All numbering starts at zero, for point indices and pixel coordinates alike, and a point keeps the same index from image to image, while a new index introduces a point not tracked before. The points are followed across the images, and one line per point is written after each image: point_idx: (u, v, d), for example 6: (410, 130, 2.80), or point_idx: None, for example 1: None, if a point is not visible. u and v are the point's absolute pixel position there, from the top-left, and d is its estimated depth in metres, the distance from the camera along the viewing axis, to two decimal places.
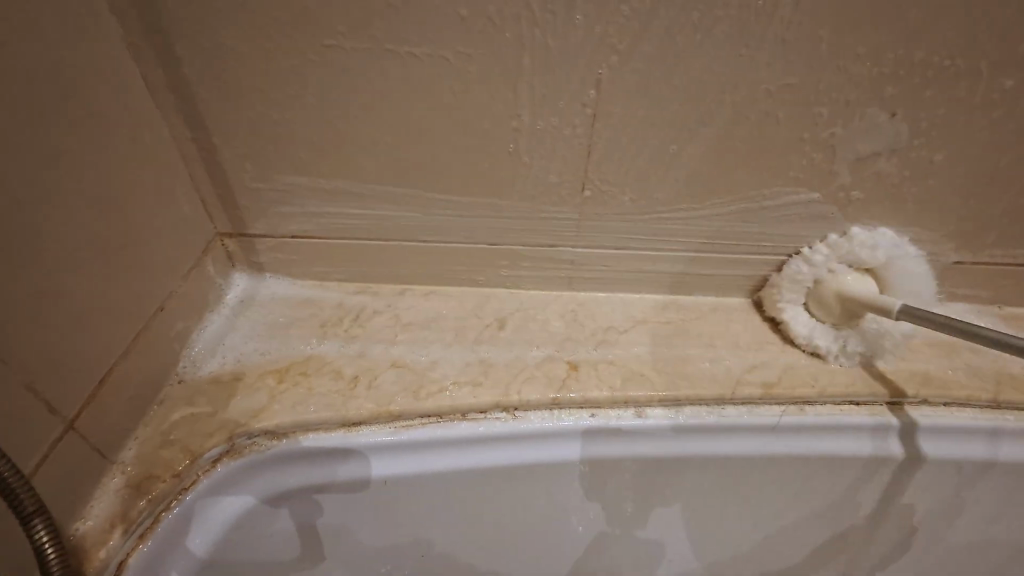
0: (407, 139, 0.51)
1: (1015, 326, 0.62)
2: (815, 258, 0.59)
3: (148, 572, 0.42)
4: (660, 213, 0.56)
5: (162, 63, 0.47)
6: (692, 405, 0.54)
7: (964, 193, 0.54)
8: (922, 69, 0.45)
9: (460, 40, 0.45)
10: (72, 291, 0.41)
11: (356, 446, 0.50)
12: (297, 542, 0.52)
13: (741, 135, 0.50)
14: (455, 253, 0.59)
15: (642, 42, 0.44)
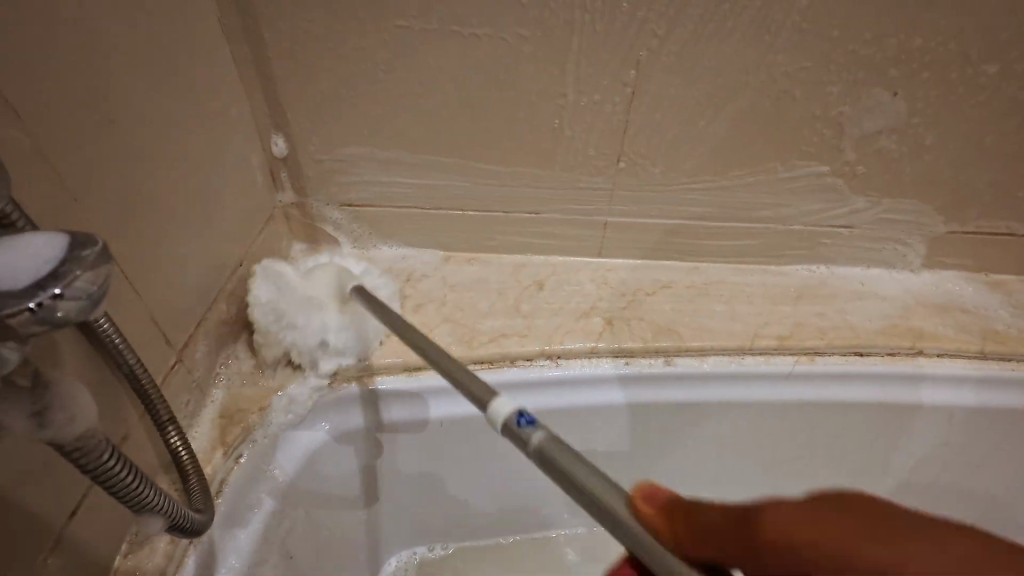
0: (463, 113, 0.57)
1: (1001, 291, 0.69)
2: (822, 227, 0.66)
3: (244, 490, 0.48)
4: (685, 184, 0.62)
5: (247, 41, 0.52)
6: (715, 354, 0.60)
7: (958, 167, 0.60)
8: (922, 52, 0.52)
9: (518, 23, 0.51)
10: (179, 239, 0.46)
11: (416, 389, 0.56)
12: (362, 476, 0.57)
13: (760, 112, 0.56)
14: (498, 222, 0.65)
15: (677, 27, 0.51)
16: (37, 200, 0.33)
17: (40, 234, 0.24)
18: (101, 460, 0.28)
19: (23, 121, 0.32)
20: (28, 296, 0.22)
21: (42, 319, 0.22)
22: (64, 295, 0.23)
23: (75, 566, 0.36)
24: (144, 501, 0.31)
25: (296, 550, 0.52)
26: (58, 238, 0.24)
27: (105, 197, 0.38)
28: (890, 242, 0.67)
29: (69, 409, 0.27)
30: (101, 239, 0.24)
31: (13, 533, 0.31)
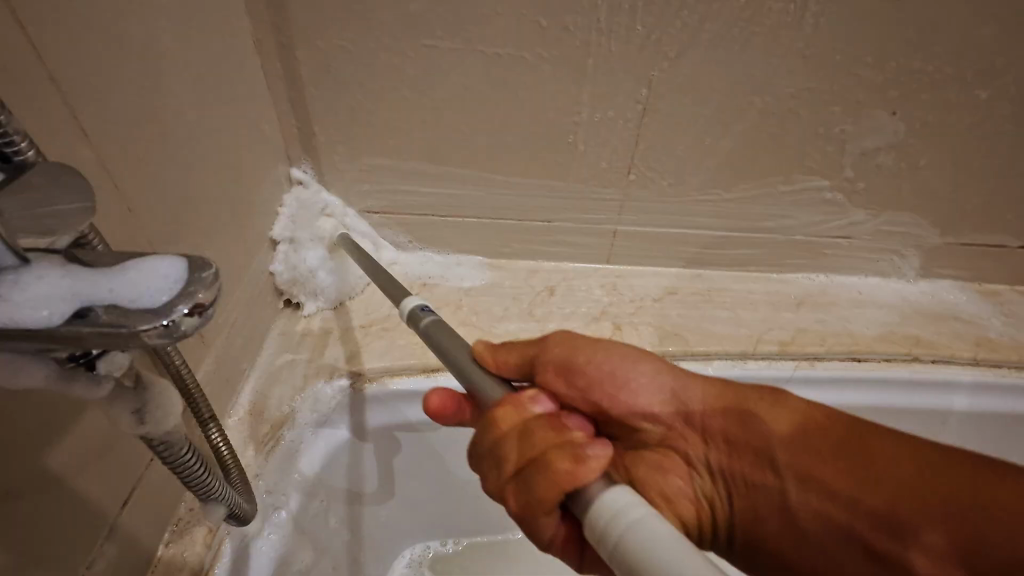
0: (483, 127, 0.59)
1: (994, 300, 0.72)
2: (824, 238, 0.69)
3: (274, 484, 0.50)
4: (692, 196, 0.65)
5: (280, 57, 0.54)
6: (720, 359, 0.63)
7: (954, 182, 0.63)
8: (920, 73, 0.55)
9: (538, 43, 0.53)
10: (216, 245, 0.49)
11: (434, 389, 0.59)
12: (380, 472, 0.60)
13: (766, 129, 0.59)
14: (511, 230, 0.68)
15: (689, 49, 0.53)
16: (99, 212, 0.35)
17: (161, 255, 0.24)
18: (179, 453, 0.31)
19: (90, 139, 0.34)
20: (159, 313, 0.22)
21: (167, 336, 0.22)
22: (189, 314, 0.22)
23: (126, 555, 0.38)
24: (211, 491, 0.34)
25: (321, 543, 0.54)
26: (177, 258, 0.24)
27: (154, 208, 0.40)
28: (887, 253, 0.70)
29: (163, 407, 0.29)
30: (215, 262, 0.24)
31: (74, 521, 0.34)
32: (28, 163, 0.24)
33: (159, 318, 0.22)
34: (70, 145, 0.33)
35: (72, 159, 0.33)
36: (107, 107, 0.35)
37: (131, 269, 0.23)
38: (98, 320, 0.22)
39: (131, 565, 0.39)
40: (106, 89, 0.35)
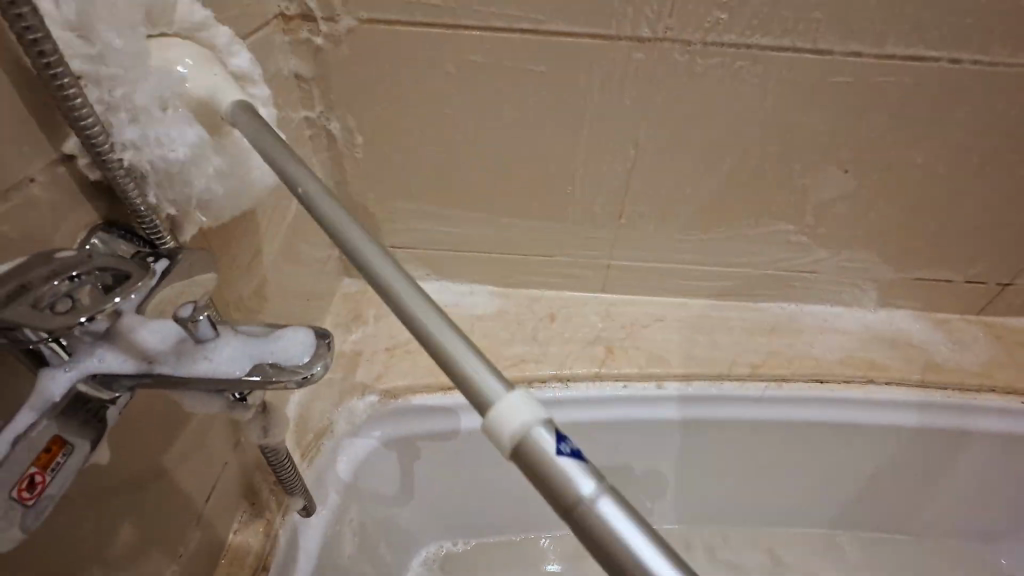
0: (494, 178, 0.69)
1: (945, 327, 0.81)
2: (792, 272, 0.78)
3: (315, 485, 0.59)
4: (675, 236, 0.74)
5: (321, 121, 0.64)
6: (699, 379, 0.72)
7: (902, 226, 0.72)
8: (866, 138, 0.64)
9: (540, 112, 0.63)
10: (271, 283, 0.58)
11: (449, 404, 0.68)
12: (402, 477, 0.69)
13: (737, 182, 0.69)
14: (518, 263, 0.77)
15: (669, 119, 0.63)
16: None
17: (288, 327, 0.32)
18: (281, 458, 0.41)
19: None
20: (299, 367, 0.30)
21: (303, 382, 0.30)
22: (320, 368, 0.31)
23: (208, 539, 0.47)
24: (294, 484, 0.45)
25: (355, 535, 0.63)
26: (310, 329, 0.32)
27: (230, 257, 0.50)
28: (849, 285, 0.80)
29: (265, 422, 0.38)
30: (327, 330, 0.33)
31: (177, 509, 0.43)
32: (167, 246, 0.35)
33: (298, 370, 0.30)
34: None
35: None
36: None
37: (279, 335, 0.32)
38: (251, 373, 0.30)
39: (210, 548, 0.48)
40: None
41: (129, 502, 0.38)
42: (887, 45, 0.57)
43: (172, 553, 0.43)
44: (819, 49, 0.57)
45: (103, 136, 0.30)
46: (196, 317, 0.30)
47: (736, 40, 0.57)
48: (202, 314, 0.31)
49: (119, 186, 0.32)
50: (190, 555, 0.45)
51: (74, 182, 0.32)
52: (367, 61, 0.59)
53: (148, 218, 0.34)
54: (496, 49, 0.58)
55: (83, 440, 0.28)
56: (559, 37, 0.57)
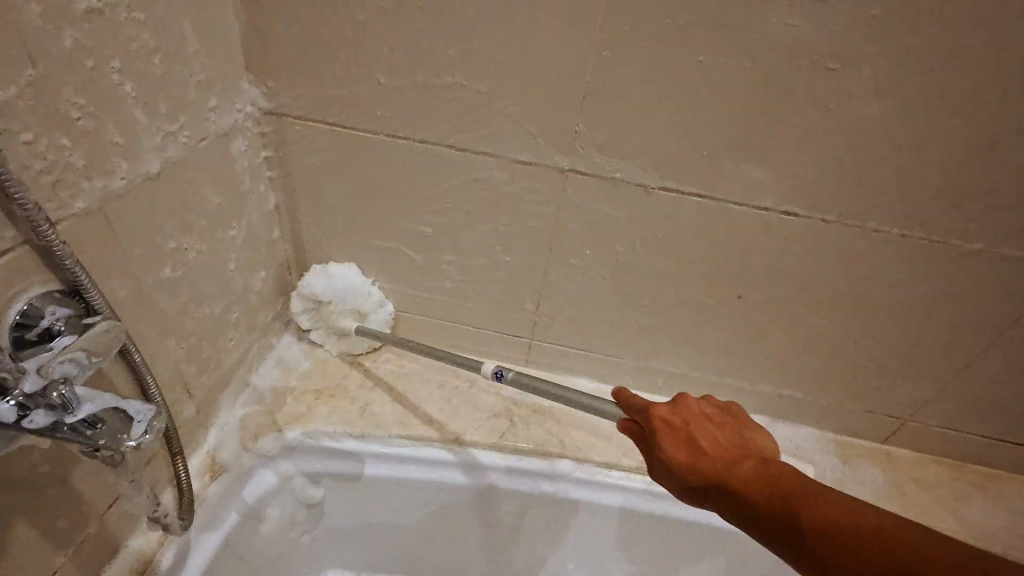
0: (428, 257, 0.78)
1: (842, 449, 0.85)
2: (695, 375, 0.85)
3: (219, 505, 0.67)
4: (588, 327, 0.82)
5: (286, 191, 0.75)
6: (589, 463, 0.78)
7: (796, 351, 0.79)
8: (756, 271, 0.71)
9: (469, 208, 0.72)
10: (215, 323, 0.68)
11: (359, 451, 0.76)
12: (304, 507, 0.77)
13: (641, 290, 0.76)
14: (448, 328, 0.86)
15: (580, 229, 0.71)
16: (140, 312, 0.55)
17: (136, 401, 0.42)
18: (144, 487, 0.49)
19: (143, 269, 0.54)
20: (133, 438, 0.41)
21: (135, 451, 0.41)
22: (149, 440, 0.41)
23: (106, 539, 0.56)
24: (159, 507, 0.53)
25: (247, 554, 0.72)
26: (147, 405, 0.42)
27: (176, 304, 0.60)
28: (751, 395, 0.85)
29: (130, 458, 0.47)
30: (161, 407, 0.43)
31: (80, 512, 0.52)
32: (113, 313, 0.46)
33: (135, 442, 0.40)
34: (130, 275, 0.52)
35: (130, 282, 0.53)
36: (156, 247, 0.55)
37: (124, 406, 0.41)
38: (94, 438, 0.39)
39: (108, 548, 0.56)
40: (161, 238, 0.55)
41: (33, 504, 0.46)
42: (768, 198, 0.65)
43: (68, 548, 0.51)
44: (706, 194, 0.66)
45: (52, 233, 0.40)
46: (49, 395, 0.37)
47: (636, 177, 0.66)
48: (57, 392, 0.37)
49: (72, 274, 0.42)
50: (84, 551, 0.53)
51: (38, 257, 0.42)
52: (326, 150, 0.70)
53: (91, 296, 0.44)
54: (434, 158, 0.68)
55: None
56: (486, 155, 0.67)
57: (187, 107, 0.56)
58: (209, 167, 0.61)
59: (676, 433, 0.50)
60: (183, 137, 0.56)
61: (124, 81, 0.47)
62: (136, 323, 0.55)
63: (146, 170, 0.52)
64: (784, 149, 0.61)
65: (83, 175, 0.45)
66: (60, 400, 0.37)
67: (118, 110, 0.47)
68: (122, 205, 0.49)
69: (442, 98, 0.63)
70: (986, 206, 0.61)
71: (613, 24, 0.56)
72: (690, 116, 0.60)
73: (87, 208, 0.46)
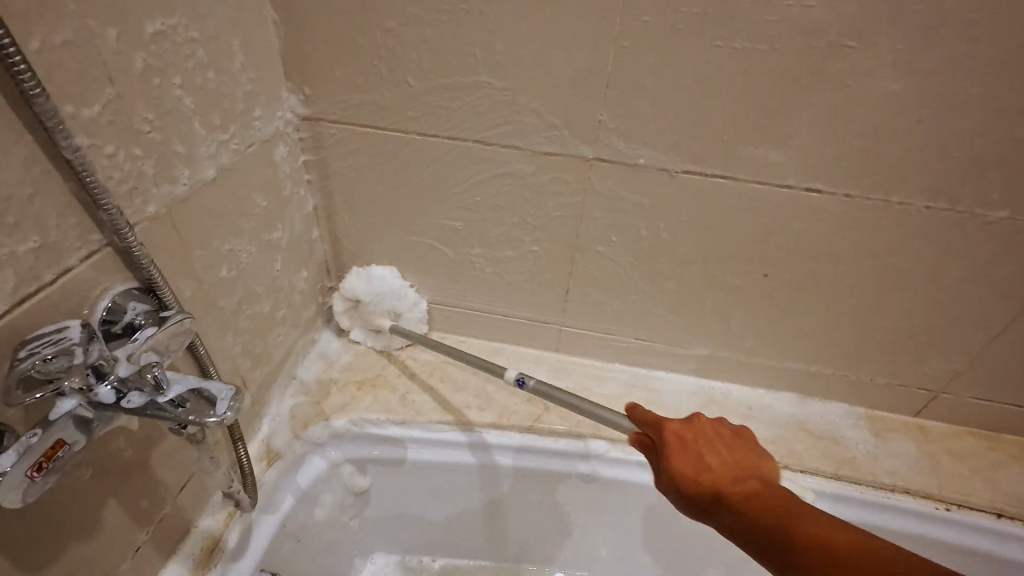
0: (460, 250, 0.82)
1: (873, 424, 0.85)
2: (723, 355, 0.86)
3: (276, 489, 0.72)
4: (616, 312, 0.84)
5: (323, 193, 0.79)
6: (622, 443, 0.80)
7: (824, 328, 0.80)
8: (779, 248, 0.73)
9: (497, 201, 0.75)
10: (265, 320, 0.73)
11: (402, 437, 0.80)
12: (352, 491, 0.82)
13: (667, 273, 0.78)
14: (479, 319, 0.90)
15: (605, 216, 0.74)
16: (203, 307, 0.59)
17: (216, 382, 0.45)
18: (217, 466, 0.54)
19: (204, 268, 0.58)
20: (215, 413, 0.43)
21: (216, 426, 0.43)
22: (228, 415, 0.44)
23: (180, 518, 0.61)
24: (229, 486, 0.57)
25: (304, 536, 0.76)
26: (225, 385, 0.45)
27: (233, 302, 0.64)
28: (779, 373, 0.86)
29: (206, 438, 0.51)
30: (236, 387, 0.46)
31: (158, 492, 0.56)
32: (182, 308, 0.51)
33: (217, 417, 0.43)
34: (193, 273, 0.57)
35: (193, 280, 0.57)
36: (215, 248, 0.59)
37: (205, 386, 0.44)
38: (180, 414, 0.42)
39: (181, 526, 0.61)
40: (218, 240, 0.60)
41: (121, 483, 0.51)
42: (791, 177, 0.66)
43: (150, 524, 0.56)
44: (729, 175, 0.68)
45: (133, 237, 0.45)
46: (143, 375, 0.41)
47: (659, 163, 0.68)
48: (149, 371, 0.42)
49: (148, 273, 0.46)
50: (163, 529, 0.58)
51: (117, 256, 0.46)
52: (360, 151, 0.74)
53: (165, 293, 0.48)
54: (463, 154, 0.71)
55: (81, 435, 0.39)
56: (513, 149, 0.70)
57: (236, 117, 0.60)
58: (256, 172, 0.65)
59: (690, 453, 0.49)
60: (234, 145, 0.60)
61: (185, 96, 0.52)
62: (199, 319, 0.59)
63: (204, 176, 0.56)
64: (805, 128, 0.63)
65: (153, 182, 0.49)
66: (152, 381, 0.42)
67: (180, 122, 0.51)
68: (184, 211, 0.54)
69: (470, 96, 0.66)
70: (1013, 173, 0.61)
71: (633, 16, 0.58)
72: (711, 101, 0.62)
73: (157, 213, 0.50)
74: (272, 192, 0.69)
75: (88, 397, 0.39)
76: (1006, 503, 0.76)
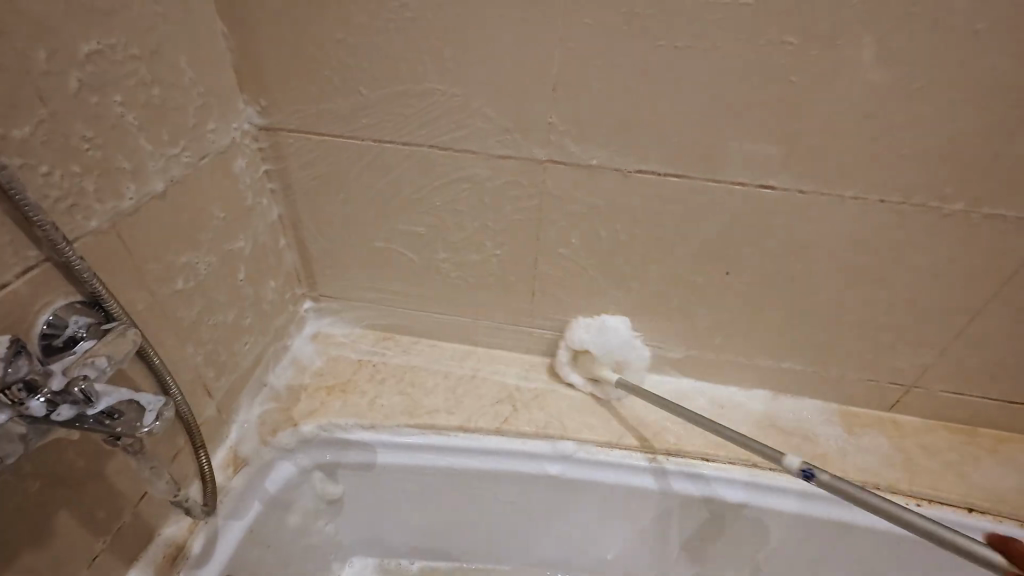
0: (424, 255, 0.82)
1: (846, 420, 0.85)
2: (692, 354, 0.86)
3: (243, 496, 0.72)
4: (584, 313, 0.84)
5: (287, 202, 0.80)
6: (590, 444, 0.80)
7: (790, 324, 0.79)
8: (739, 245, 0.73)
9: (457, 205, 0.75)
10: (230, 329, 0.74)
11: (371, 441, 0.80)
12: (324, 496, 0.82)
13: (630, 273, 0.78)
14: (449, 322, 0.90)
15: (564, 218, 0.74)
16: (157, 319, 0.60)
17: (148, 394, 0.47)
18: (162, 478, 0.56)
19: (157, 279, 0.59)
20: (146, 423, 0.46)
21: (148, 435, 0.46)
22: (159, 424, 0.46)
23: (141, 526, 0.62)
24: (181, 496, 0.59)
25: (275, 542, 0.77)
26: (158, 396, 0.47)
27: (191, 312, 0.65)
28: (750, 371, 0.86)
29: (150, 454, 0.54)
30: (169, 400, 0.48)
31: (115, 502, 0.57)
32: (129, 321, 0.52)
33: (146, 428, 0.45)
34: (143, 285, 0.57)
35: (144, 292, 0.58)
36: (168, 259, 0.60)
37: (137, 398, 0.46)
38: (112, 426, 0.44)
39: (142, 534, 0.62)
40: (171, 252, 0.61)
41: (72, 493, 0.52)
42: (744, 174, 0.66)
43: (107, 533, 0.57)
44: (682, 174, 0.67)
45: (72, 252, 0.45)
46: (73, 389, 0.42)
47: (612, 162, 0.68)
48: (78, 386, 0.42)
49: (90, 287, 0.47)
50: (122, 539, 0.59)
51: (57, 271, 0.47)
52: (320, 159, 0.74)
53: (109, 305, 0.49)
54: (419, 160, 0.72)
55: (15, 448, 0.40)
56: (468, 153, 0.70)
57: (187, 129, 0.61)
58: (211, 183, 0.66)
59: None
60: (185, 158, 0.61)
61: (127, 113, 0.53)
62: (153, 331, 0.60)
63: (153, 189, 0.57)
64: (753, 125, 0.62)
65: (95, 198, 0.50)
66: (82, 394, 0.42)
67: (123, 138, 0.52)
68: (131, 224, 0.54)
69: (422, 103, 0.67)
70: (966, 165, 0.60)
71: (574, 19, 0.58)
72: (658, 101, 0.62)
73: (100, 227, 0.51)
74: (230, 203, 0.70)
75: (19, 411, 0.40)
76: (978, 498, 0.75)
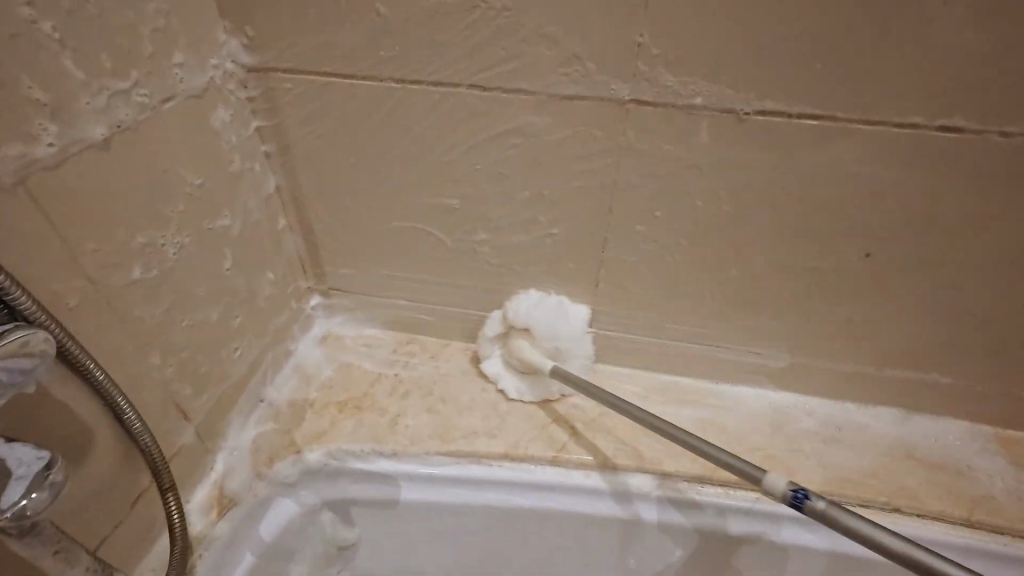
0: (458, 237, 0.65)
1: (1006, 449, 0.65)
2: (800, 363, 0.67)
3: (230, 546, 0.57)
4: (662, 310, 0.66)
5: (286, 171, 0.63)
6: (674, 479, 0.62)
7: (942, 324, 0.60)
8: (886, 217, 0.54)
9: (502, 168, 0.58)
10: (214, 331, 0.57)
11: (393, 473, 0.64)
12: (335, 540, 0.66)
13: (727, 257, 0.60)
14: (488, 322, 0.73)
15: (645, 183, 0.56)
16: (102, 318, 0.44)
17: (23, 451, 0.35)
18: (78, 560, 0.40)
19: (101, 264, 0.43)
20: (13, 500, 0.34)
21: (13, 516, 0.34)
22: (36, 498, 0.35)
23: None
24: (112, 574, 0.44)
25: None
26: (35, 455, 0.35)
27: (156, 311, 0.49)
28: (876, 385, 0.66)
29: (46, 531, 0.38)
30: (58, 460, 0.36)
31: None
32: (44, 323, 0.37)
33: (5, 510, 0.33)
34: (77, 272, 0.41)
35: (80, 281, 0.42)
36: (117, 237, 0.44)
37: (4, 457, 0.34)
38: None
39: None
40: (122, 227, 0.44)
41: None
42: (911, 112, 0.47)
43: None
44: (822, 116, 0.48)
45: None
46: None
47: (722, 101, 0.49)
48: None
49: None
50: None
51: None
52: (326, 111, 0.57)
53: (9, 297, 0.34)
54: (454, 108, 0.54)
55: None
56: (520, 94, 0.52)
57: (142, 58, 0.44)
58: (182, 137, 0.49)
59: None
60: (139, 97, 0.44)
61: (40, 18, 0.36)
62: (97, 334, 0.44)
63: (88, 137, 0.40)
64: (936, 37, 0.43)
65: None
66: None
67: (34, 56, 0.36)
68: (52, 182, 0.38)
69: (460, 23, 0.49)
70: None
71: None
72: (798, 4, 0.44)
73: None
74: (210, 166, 0.53)
75: None
76: None
